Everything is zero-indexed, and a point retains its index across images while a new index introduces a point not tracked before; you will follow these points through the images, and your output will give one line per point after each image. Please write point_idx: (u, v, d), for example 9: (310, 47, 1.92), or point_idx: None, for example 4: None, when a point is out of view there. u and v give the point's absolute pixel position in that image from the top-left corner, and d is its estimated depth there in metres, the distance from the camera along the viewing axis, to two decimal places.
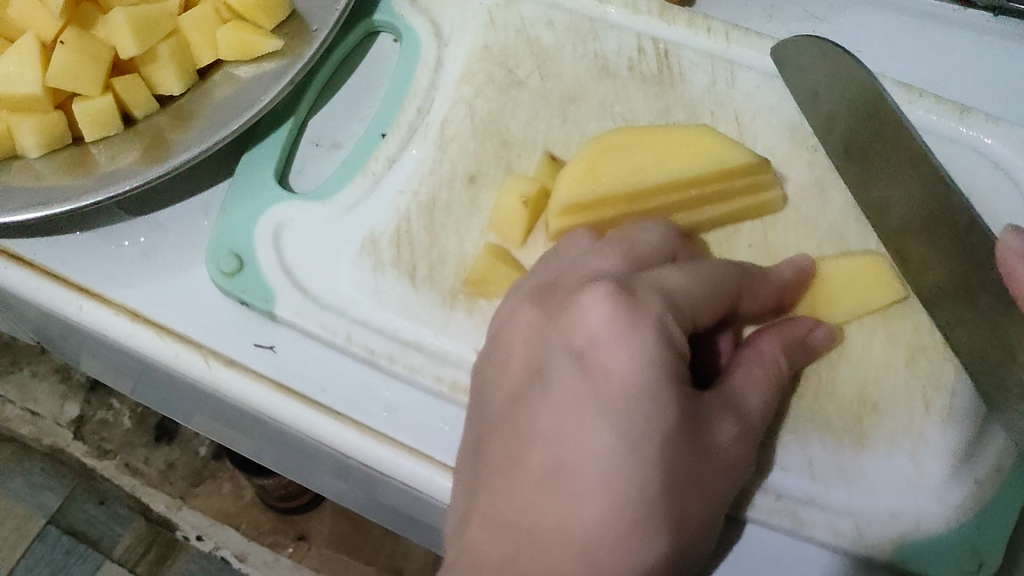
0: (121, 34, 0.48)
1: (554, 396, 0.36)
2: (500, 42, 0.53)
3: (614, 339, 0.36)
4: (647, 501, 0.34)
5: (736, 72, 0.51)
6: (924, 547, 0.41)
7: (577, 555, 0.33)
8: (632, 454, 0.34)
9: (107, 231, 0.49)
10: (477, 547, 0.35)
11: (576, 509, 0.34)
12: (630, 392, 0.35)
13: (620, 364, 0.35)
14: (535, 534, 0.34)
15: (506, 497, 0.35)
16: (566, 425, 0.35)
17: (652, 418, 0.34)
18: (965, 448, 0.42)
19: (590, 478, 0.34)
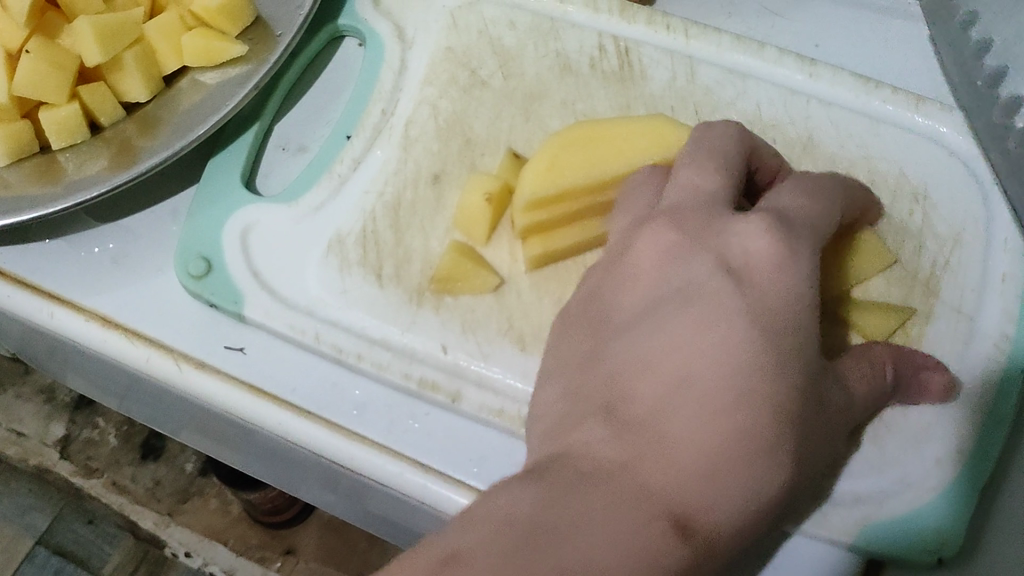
0: (85, 41, 0.49)
1: (698, 307, 0.38)
2: (463, 44, 0.54)
3: (771, 264, 0.39)
4: (777, 427, 0.35)
5: (696, 67, 0.52)
6: (891, 527, 0.41)
7: (702, 466, 0.34)
8: (777, 373, 0.36)
9: (77, 238, 0.50)
10: (589, 451, 0.36)
11: (704, 423, 0.35)
12: (782, 316, 0.38)
13: (776, 286, 0.39)
14: (663, 440, 0.35)
15: (638, 398, 0.37)
16: (712, 337, 0.37)
17: (785, 343, 0.37)
18: (924, 431, 0.43)
19: (724, 387, 0.36)
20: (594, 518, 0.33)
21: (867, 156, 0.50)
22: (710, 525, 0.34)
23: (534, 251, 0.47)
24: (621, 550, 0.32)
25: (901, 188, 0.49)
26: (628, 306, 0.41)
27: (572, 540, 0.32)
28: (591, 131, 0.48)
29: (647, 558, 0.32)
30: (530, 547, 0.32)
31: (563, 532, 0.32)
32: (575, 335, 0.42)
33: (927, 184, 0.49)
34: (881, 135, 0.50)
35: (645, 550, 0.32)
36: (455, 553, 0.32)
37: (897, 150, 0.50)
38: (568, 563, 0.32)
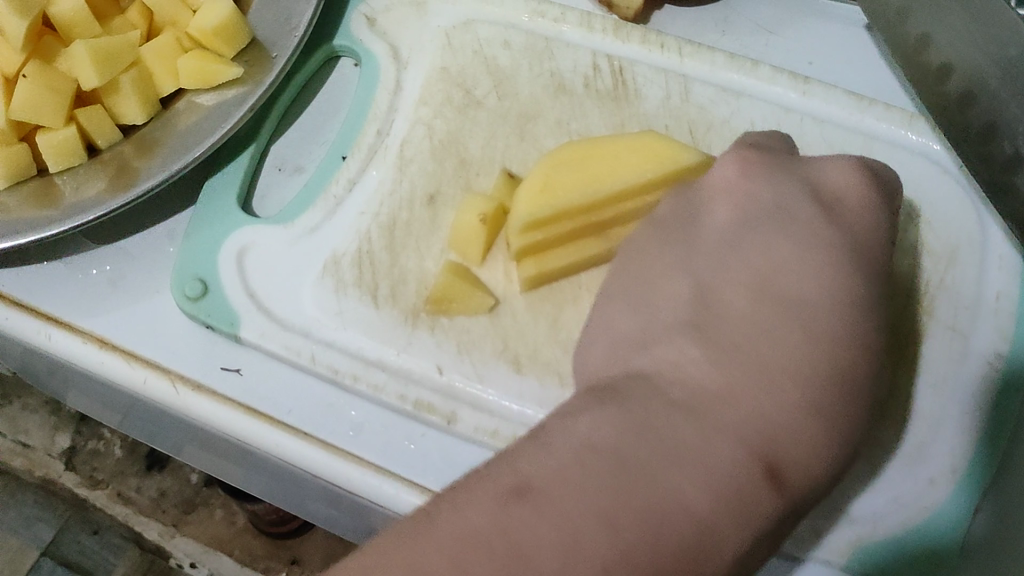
0: (82, 66, 0.49)
1: (791, 238, 0.38)
2: (457, 64, 0.54)
3: (862, 207, 0.41)
4: (860, 373, 0.35)
5: (690, 86, 0.52)
6: (884, 547, 0.42)
7: (794, 395, 0.33)
8: (860, 319, 0.36)
9: (73, 260, 0.50)
10: (680, 375, 0.33)
11: (802, 354, 0.34)
12: (861, 263, 0.38)
13: (862, 225, 0.40)
14: (763, 365, 0.33)
15: (728, 323, 0.35)
16: (810, 270, 0.36)
17: (859, 286, 0.37)
18: (918, 451, 0.44)
19: (813, 319, 0.35)
20: (692, 443, 0.31)
21: None
22: (798, 465, 0.32)
23: (529, 272, 0.47)
24: (717, 484, 0.30)
25: None
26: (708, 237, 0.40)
27: (671, 465, 0.30)
28: (584, 150, 0.47)
29: (737, 492, 0.30)
30: (616, 474, 0.29)
31: (663, 453, 0.30)
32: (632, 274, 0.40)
33: (920, 203, 0.49)
34: (874, 153, 0.50)
35: (738, 485, 0.30)
36: (531, 482, 0.30)
37: (890, 168, 0.50)
38: (661, 489, 0.29)
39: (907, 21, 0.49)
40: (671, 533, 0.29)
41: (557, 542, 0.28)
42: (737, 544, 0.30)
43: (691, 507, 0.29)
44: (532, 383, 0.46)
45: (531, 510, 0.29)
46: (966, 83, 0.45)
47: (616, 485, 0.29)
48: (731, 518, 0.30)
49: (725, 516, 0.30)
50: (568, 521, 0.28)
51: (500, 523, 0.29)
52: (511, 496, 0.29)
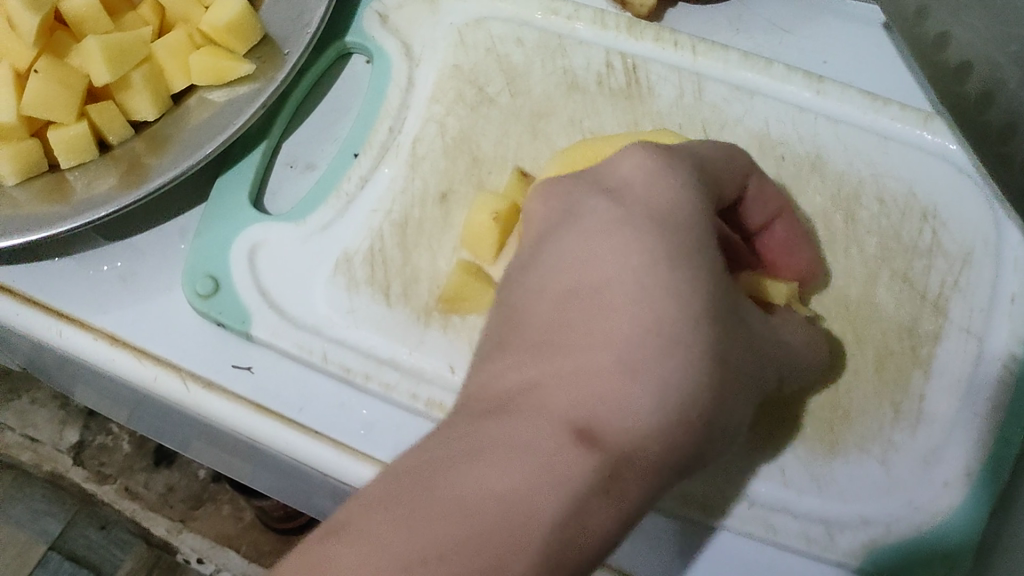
0: (94, 61, 0.49)
1: (586, 224, 0.36)
2: (470, 61, 0.54)
3: (650, 179, 0.37)
4: (707, 333, 0.33)
5: (703, 84, 0.52)
6: (896, 550, 0.42)
7: (563, 380, 0.32)
8: (674, 274, 0.34)
9: (85, 256, 0.50)
10: (492, 380, 0.34)
11: (618, 320, 0.33)
12: (672, 221, 0.36)
13: (661, 194, 0.37)
14: (572, 350, 0.33)
15: (540, 324, 0.34)
16: (610, 246, 0.35)
17: (685, 235, 0.35)
18: (935, 453, 0.43)
19: (637, 277, 0.34)
20: (500, 436, 0.31)
21: (876, 175, 0.50)
22: (618, 438, 0.32)
23: None
24: (534, 470, 0.30)
25: (910, 208, 0.49)
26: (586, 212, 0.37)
27: (458, 467, 0.31)
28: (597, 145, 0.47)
29: (552, 474, 0.30)
30: (396, 506, 0.30)
31: (450, 471, 0.31)
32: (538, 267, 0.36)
33: (936, 203, 0.49)
34: (889, 154, 0.50)
35: (551, 465, 0.30)
36: (381, 498, 0.31)
37: (905, 169, 0.50)
38: (463, 495, 0.30)
39: (926, 19, 0.47)
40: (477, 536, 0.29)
41: (386, 550, 0.29)
42: (557, 514, 0.30)
43: (484, 498, 0.30)
44: None
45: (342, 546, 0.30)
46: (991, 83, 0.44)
47: (403, 512, 0.30)
48: (553, 493, 0.30)
49: (542, 497, 0.30)
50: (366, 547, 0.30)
51: (312, 558, 0.30)
52: (357, 517, 0.31)
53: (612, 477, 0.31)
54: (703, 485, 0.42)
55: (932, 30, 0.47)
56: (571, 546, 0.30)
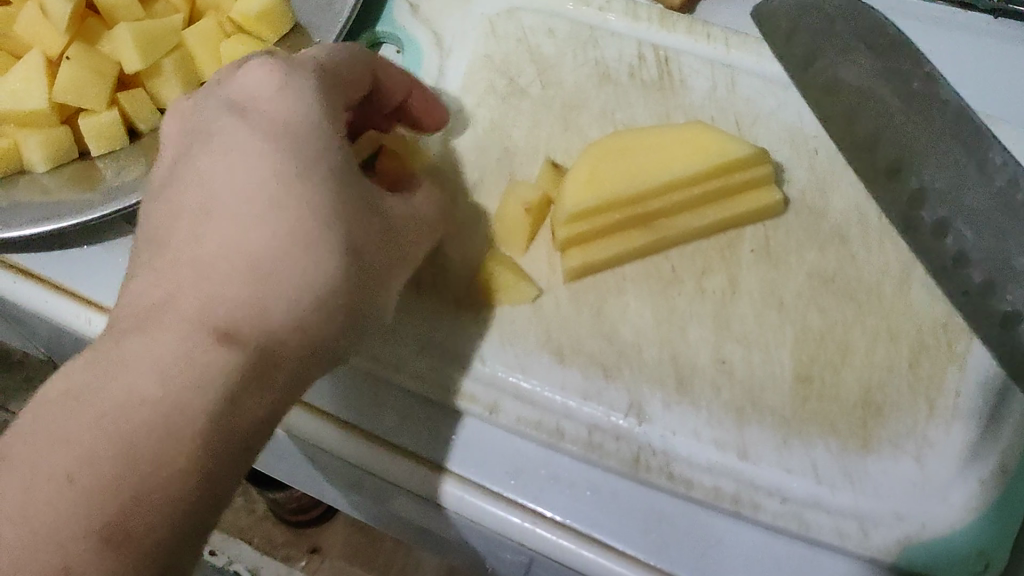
0: (125, 48, 0.49)
1: (217, 142, 0.38)
2: (502, 52, 0.54)
3: (272, 92, 0.38)
4: (303, 240, 0.35)
5: (736, 77, 0.52)
6: (931, 547, 0.41)
7: (178, 292, 0.35)
8: (272, 206, 0.35)
9: (114, 244, 0.50)
10: (142, 289, 0.36)
11: (245, 231, 0.35)
12: (278, 132, 0.37)
13: (280, 113, 0.38)
14: (186, 265, 0.35)
15: (180, 243, 0.36)
16: (236, 172, 0.37)
17: (314, 158, 0.37)
18: (970, 450, 0.43)
19: (264, 207, 0.35)
20: (147, 350, 0.33)
21: None
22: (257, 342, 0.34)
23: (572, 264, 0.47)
24: (167, 366, 0.33)
25: None
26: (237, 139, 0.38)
27: (105, 382, 0.33)
28: (627, 140, 0.48)
29: (196, 380, 0.33)
30: (69, 398, 0.33)
31: (106, 375, 0.33)
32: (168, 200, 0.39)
33: None
34: None
35: (188, 361, 0.33)
36: (76, 390, 0.33)
37: None
38: (89, 407, 0.33)
39: (811, 64, 0.50)
40: (117, 429, 0.32)
41: (53, 452, 0.32)
42: (221, 400, 0.33)
43: (133, 401, 0.32)
44: (575, 374, 0.45)
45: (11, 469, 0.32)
46: (874, 121, 0.48)
47: (73, 412, 0.33)
48: (190, 391, 0.32)
49: (181, 388, 0.32)
50: (32, 469, 0.32)
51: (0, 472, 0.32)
52: (60, 403, 0.33)
53: (250, 377, 0.34)
54: (735, 481, 0.42)
55: (817, 83, 0.50)
56: (220, 439, 0.33)
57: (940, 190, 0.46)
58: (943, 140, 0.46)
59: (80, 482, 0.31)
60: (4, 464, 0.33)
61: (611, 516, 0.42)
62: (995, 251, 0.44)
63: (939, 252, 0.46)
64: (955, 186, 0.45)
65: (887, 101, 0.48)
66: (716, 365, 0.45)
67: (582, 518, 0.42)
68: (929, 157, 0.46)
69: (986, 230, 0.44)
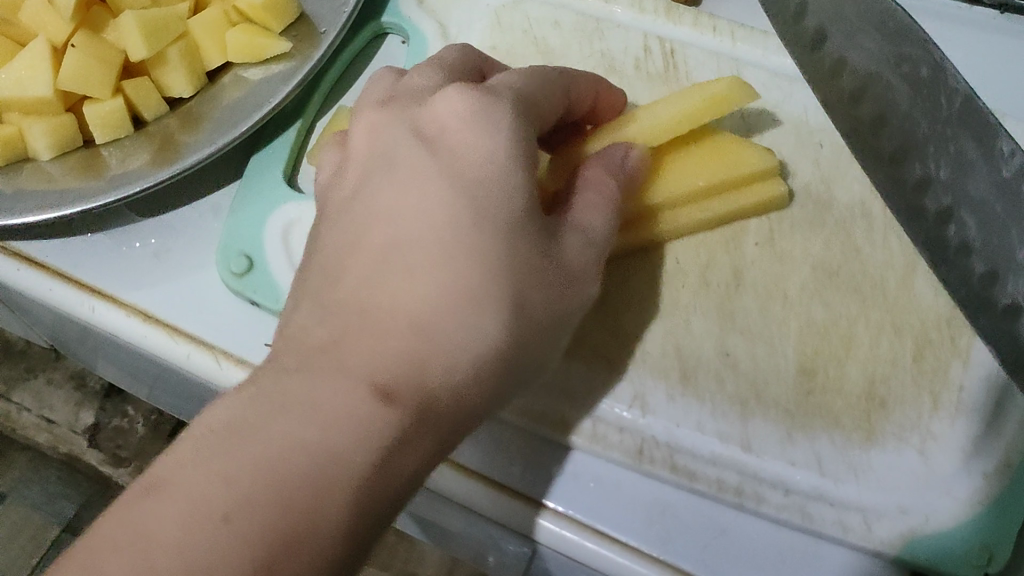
0: (131, 36, 0.49)
1: (400, 174, 0.38)
2: (507, 43, 0.54)
3: (463, 126, 0.38)
4: (488, 280, 0.35)
5: (742, 70, 0.52)
6: (936, 542, 0.41)
7: (344, 338, 0.33)
8: (477, 228, 0.36)
9: (118, 233, 0.50)
10: (306, 322, 0.35)
11: (418, 279, 0.35)
12: (478, 172, 0.37)
13: (467, 147, 0.38)
14: (355, 312, 0.34)
15: (345, 282, 0.35)
16: (408, 203, 0.37)
17: (502, 210, 0.37)
18: (974, 443, 0.43)
19: (444, 257, 0.35)
20: (307, 392, 0.32)
21: None
22: (427, 390, 0.33)
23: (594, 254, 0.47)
24: (329, 422, 0.31)
25: None
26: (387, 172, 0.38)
27: (275, 418, 0.31)
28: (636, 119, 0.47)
29: (359, 422, 0.31)
30: (227, 438, 0.31)
31: (274, 412, 0.31)
32: (323, 234, 0.39)
33: None
34: None
35: (346, 414, 0.31)
36: (237, 424, 0.31)
37: None
38: (248, 440, 0.31)
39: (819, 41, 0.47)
40: (273, 475, 0.30)
41: (206, 484, 0.30)
42: (376, 457, 0.31)
43: (292, 441, 0.30)
44: (580, 367, 0.45)
45: (158, 498, 0.30)
46: (880, 102, 0.44)
47: (230, 449, 0.30)
48: (351, 444, 0.31)
49: (343, 445, 0.31)
50: (184, 498, 0.30)
51: (129, 517, 0.30)
52: (217, 438, 0.31)
53: (408, 430, 0.33)
54: (738, 473, 0.42)
55: (824, 66, 0.47)
56: (384, 485, 0.32)
57: (944, 179, 0.41)
58: (946, 126, 0.42)
59: (207, 526, 0.29)
60: (147, 483, 0.31)
61: (613, 506, 0.43)
62: (996, 241, 0.39)
63: (942, 240, 0.41)
64: (958, 173, 0.41)
65: (893, 86, 0.44)
66: (720, 358, 0.45)
67: (584, 509, 0.42)
68: (930, 145, 0.42)
69: (991, 224, 0.39)
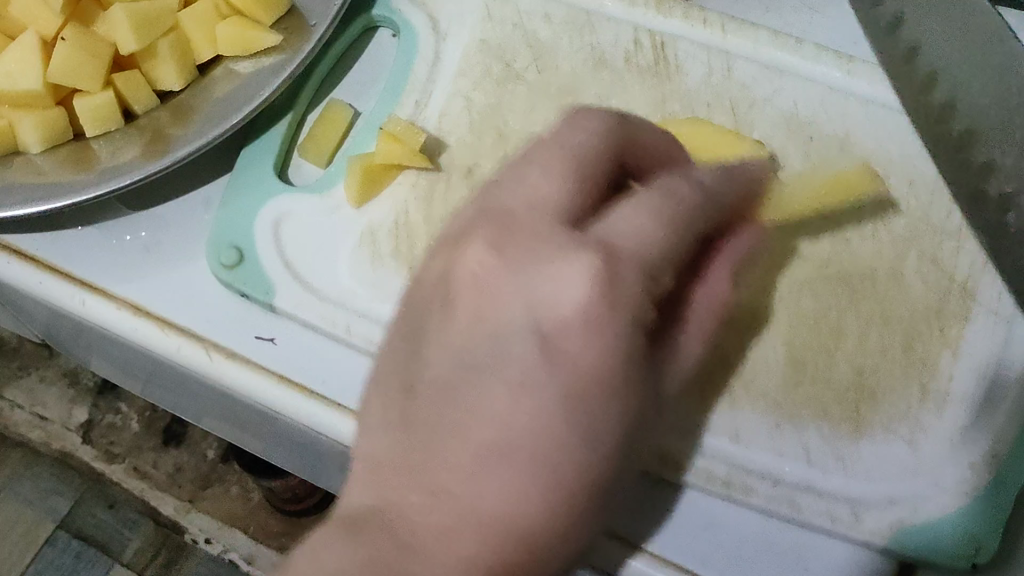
0: (122, 29, 0.49)
1: (458, 312, 0.36)
2: (497, 37, 0.54)
3: (526, 266, 0.35)
4: (596, 459, 0.33)
5: (733, 64, 0.52)
6: (924, 532, 0.41)
7: (432, 510, 0.32)
8: (572, 408, 0.32)
9: (108, 226, 0.50)
10: (382, 484, 0.34)
11: (494, 467, 0.32)
12: (589, 318, 0.33)
13: (574, 298, 0.33)
14: (434, 469, 0.33)
15: (421, 444, 0.34)
16: (483, 340, 0.34)
17: (623, 401, 0.33)
18: (963, 434, 0.43)
19: (517, 394, 0.32)
20: (433, 551, 0.32)
21: (905, 157, 0.50)
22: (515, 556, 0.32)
23: None
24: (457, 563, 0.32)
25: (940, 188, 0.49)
26: (465, 267, 0.37)
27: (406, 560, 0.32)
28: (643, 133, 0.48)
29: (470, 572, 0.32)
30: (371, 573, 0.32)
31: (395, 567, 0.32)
32: (430, 329, 0.37)
33: None
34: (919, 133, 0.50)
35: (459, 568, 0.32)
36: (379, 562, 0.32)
37: None
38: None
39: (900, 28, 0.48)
40: None
41: None
42: None
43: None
44: None
45: None
46: (949, 89, 0.44)
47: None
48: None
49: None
50: None
51: None
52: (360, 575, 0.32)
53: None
54: (727, 464, 0.43)
55: (898, 50, 0.48)
56: None
57: (1011, 163, 0.40)
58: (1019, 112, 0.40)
59: None
60: None
61: None
62: None
63: (1002, 227, 0.41)
64: None
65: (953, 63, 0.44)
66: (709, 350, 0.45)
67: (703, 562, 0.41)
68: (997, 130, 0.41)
69: None
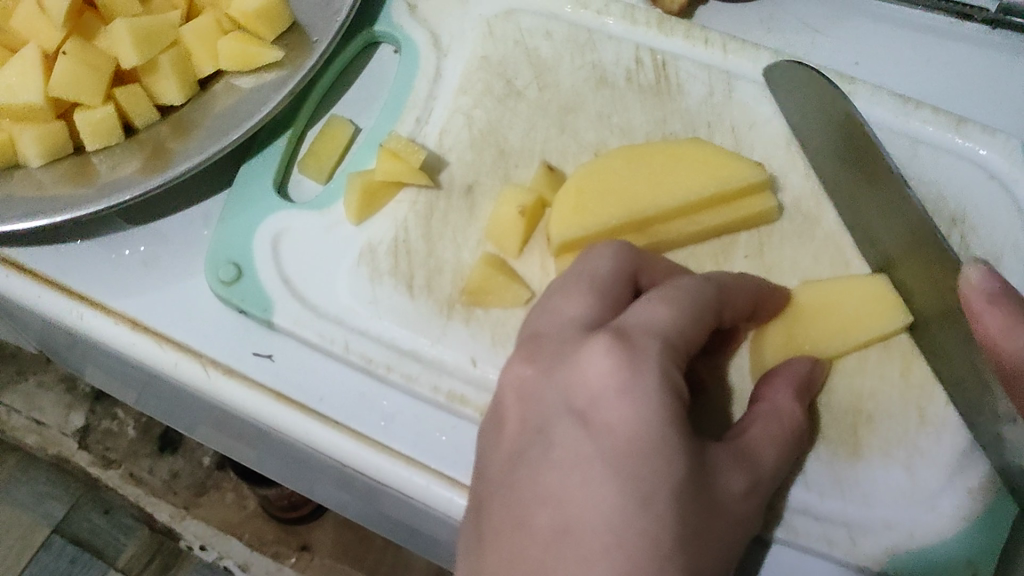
0: (122, 45, 0.49)
1: (514, 441, 0.36)
2: (499, 54, 0.54)
3: (640, 305, 0.38)
4: (663, 518, 0.32)
5: (734, 83, 0.52)
6: (920, 558, 0.41)
7: None
8: (618, 478, 0.32)
9: (108, 239, 0.50)
10: None
11: (597, 551, 0.31)
12: (609, 393, 0.34)
13: (597, 373, 0.35)
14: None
15: (516, 560, 0.33)
16: (565, 430, 0.35)
17: (670, 452, 0.33)
18: (961, 459, 0.43)
19: (581, 477, 0.33)
20: None
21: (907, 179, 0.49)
22: None
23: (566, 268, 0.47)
24: None
25: (940, 209, 0.48)
26: (509, 389, 0.38)
27: None
28: (632, 157, 0.48)
29: None
30: None
31: None
32: (488, 478, 0.36)
33: (965, 206, 0.49)
34: (919, 156, 0.50)
35: None
36: None
37: (934, 170, 0.50)
38: None
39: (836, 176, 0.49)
40: None
41: None
42: None
43: None
44: None
45: None
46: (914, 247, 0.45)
47: None
48: None
49: None
50: None
51: None
52: None
53: None
54: None
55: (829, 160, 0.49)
56: None
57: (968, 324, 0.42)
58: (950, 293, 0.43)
59: None
60: None
61: None
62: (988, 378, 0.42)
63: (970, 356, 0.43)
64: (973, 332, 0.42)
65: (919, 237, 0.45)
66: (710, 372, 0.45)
67: None
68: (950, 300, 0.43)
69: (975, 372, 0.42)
